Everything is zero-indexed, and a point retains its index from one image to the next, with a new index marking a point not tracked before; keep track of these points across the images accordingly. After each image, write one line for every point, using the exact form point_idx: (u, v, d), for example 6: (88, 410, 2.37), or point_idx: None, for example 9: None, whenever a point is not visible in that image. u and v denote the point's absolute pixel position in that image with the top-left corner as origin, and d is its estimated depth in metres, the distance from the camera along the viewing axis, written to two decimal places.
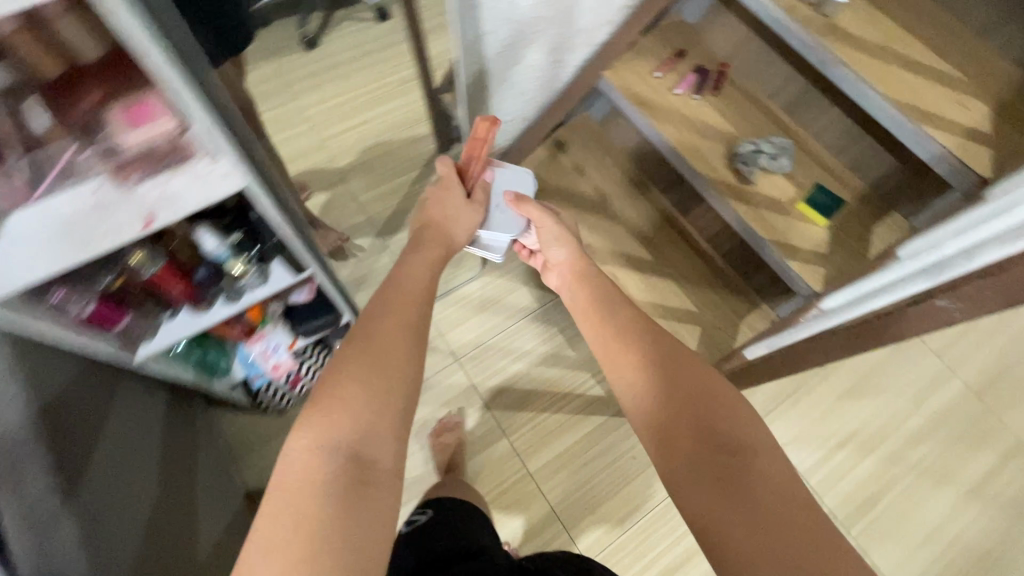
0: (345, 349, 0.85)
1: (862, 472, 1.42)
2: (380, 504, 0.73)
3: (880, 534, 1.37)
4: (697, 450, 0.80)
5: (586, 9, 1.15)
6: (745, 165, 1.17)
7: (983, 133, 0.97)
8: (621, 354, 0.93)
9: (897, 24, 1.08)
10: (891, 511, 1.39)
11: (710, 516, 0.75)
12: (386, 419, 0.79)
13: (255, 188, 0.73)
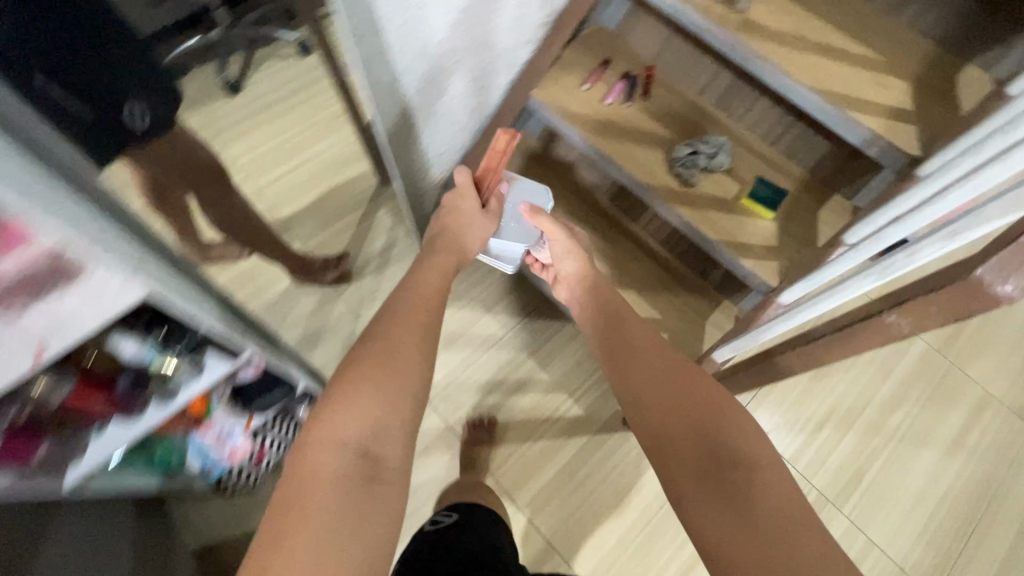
0: (363, 357, 0.92)
1: (845, 448, 1.44)
2: (389, 500, 0.81)
3: (871, 507, 1.39)
4: (692, 453, 0.84)
5: (499, 34, 1.13)
6: (685, 169, 1.16)
7: (907, 112, 0.98)
8: (633, 361, 0.99)
9: (810, 11, 1.09)
10: (878, 482, 1.41)
11: (699, 519, 0.78)
12: (394, 422, 0.87)
13: (161, 291, 0.65)
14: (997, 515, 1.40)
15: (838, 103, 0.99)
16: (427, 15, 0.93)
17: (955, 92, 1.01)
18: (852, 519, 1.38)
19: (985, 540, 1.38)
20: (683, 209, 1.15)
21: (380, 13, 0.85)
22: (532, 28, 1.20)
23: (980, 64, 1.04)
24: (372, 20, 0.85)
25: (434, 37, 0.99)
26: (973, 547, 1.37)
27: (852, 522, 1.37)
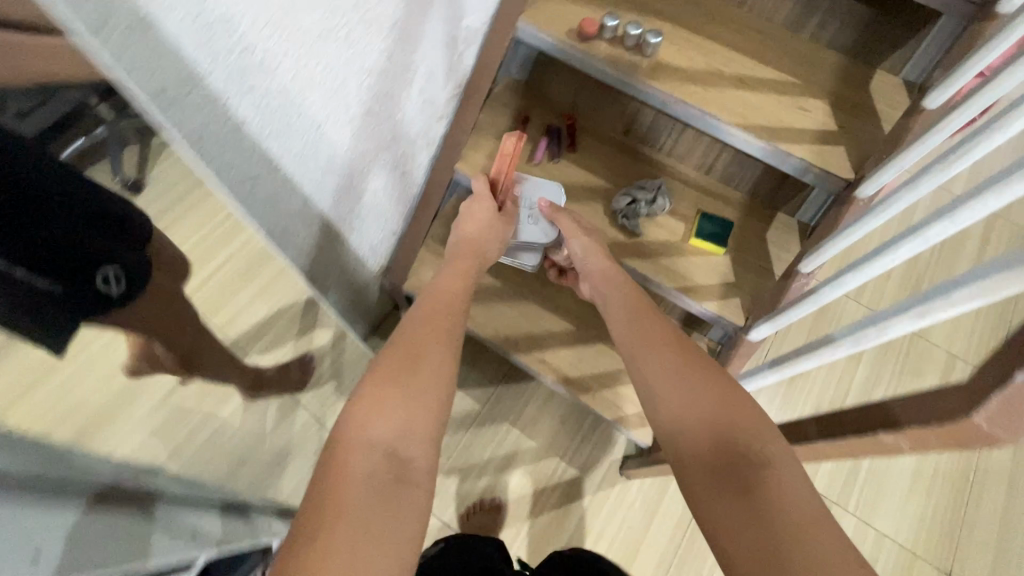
0: (382, 364, 0.86)
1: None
2: (409, 504, 0.73)
3: (874, 497, 1.41)
4: (700, 438, 0.83)
5: (408, 122, 1.06)
6: (628, 221, 1.14)
7: (832, 133, 0.98)
8: (650, 350, 0.94)
9: (718, 42, 1.07)
10: (875, 469, 1.43)
11: (710, 502, 0.78)
12: (416, 421, 0.80)
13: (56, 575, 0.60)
14: (988, 473, 1.44)
15: (766, 136, 0.97)
16: (325, 133, 0.85)
17: (871, 101, 1.02)
18: (859, 513, 1.39)
19: (982, 500, 1.42)
20: (635, 261, 1.12)
21: (272, 150, 0.77)
22: (442, 105, 1.13)
23: (888, 68, 1.06)
24: (264, 159, 0.77)
25: (339, 149, 0.91)
26: (974, 510, 1.41)
27: (860, 517, 1.39)
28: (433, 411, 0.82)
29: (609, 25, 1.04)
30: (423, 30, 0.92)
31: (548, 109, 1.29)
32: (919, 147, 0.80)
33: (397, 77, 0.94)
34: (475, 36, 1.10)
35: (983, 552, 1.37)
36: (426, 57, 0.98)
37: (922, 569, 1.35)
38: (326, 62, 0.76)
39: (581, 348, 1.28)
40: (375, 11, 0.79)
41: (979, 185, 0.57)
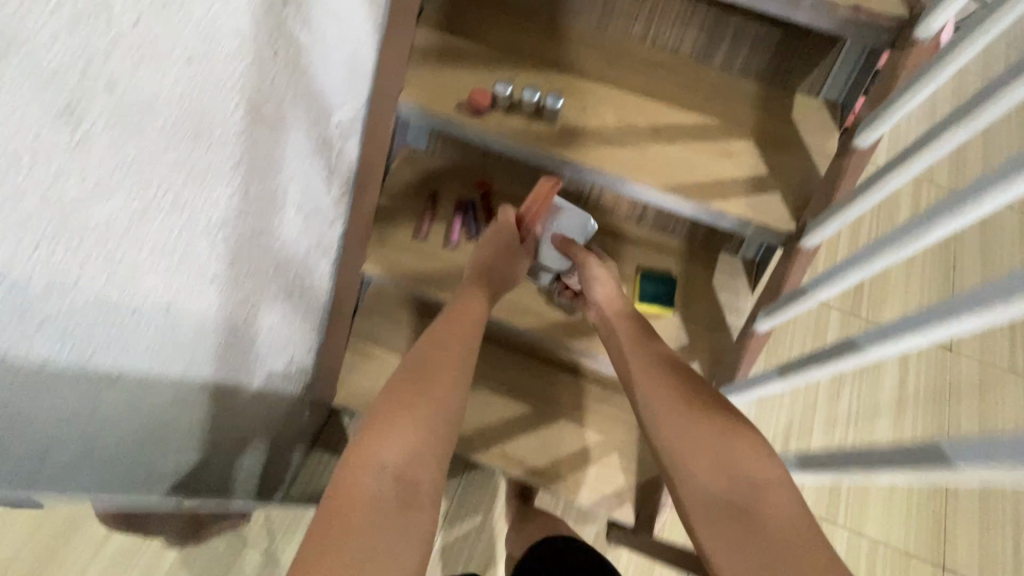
0: (394, 385, 0.78)
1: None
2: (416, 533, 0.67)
3: (859, 503, 1.41)
4: (690, 411, 0.79)
5: (292, 243, 0.90)
6: (564, 299, 1.04)
7: (762, 178, 0.89)
8: (648, 369, 0.85)
9: (625, 90, 0.96)
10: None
11: (695, 476, 0.76)
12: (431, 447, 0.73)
13: None
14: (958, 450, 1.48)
15: (695, 196, 0.88)
16: (180, 309, 0.69)
17: (796, 132, 0.94)
18: (849, 523, 1.40)
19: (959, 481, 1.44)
20: (582, 343, 1.02)
21: (105, 363, 0.60)
22: (331, 210, 0.97)
23: (806, 90, 0.97)
24: (98, 376, 0.60)
25: (208, 313, 0.75)
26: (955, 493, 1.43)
27: (851, 527, 1.40)
28: (445, 435, 0.75)
29: (501, 93, 0.90)
30: (282, 149, 0.77)
31: (456, 178, 1.15)
32: (863, 199, 0.72)
33: (263, 210, 0.78)
34: (353, 127, 0.95)
35: (968, 534, 1.40)
36: (295, 175, 0.82)
37: (918, 566, 1.36)
38: (152, 243, 0.60)
39: (544, 431, 1.18)
40: (206, 161, 0.63)
41: (968, 296, 0.48)
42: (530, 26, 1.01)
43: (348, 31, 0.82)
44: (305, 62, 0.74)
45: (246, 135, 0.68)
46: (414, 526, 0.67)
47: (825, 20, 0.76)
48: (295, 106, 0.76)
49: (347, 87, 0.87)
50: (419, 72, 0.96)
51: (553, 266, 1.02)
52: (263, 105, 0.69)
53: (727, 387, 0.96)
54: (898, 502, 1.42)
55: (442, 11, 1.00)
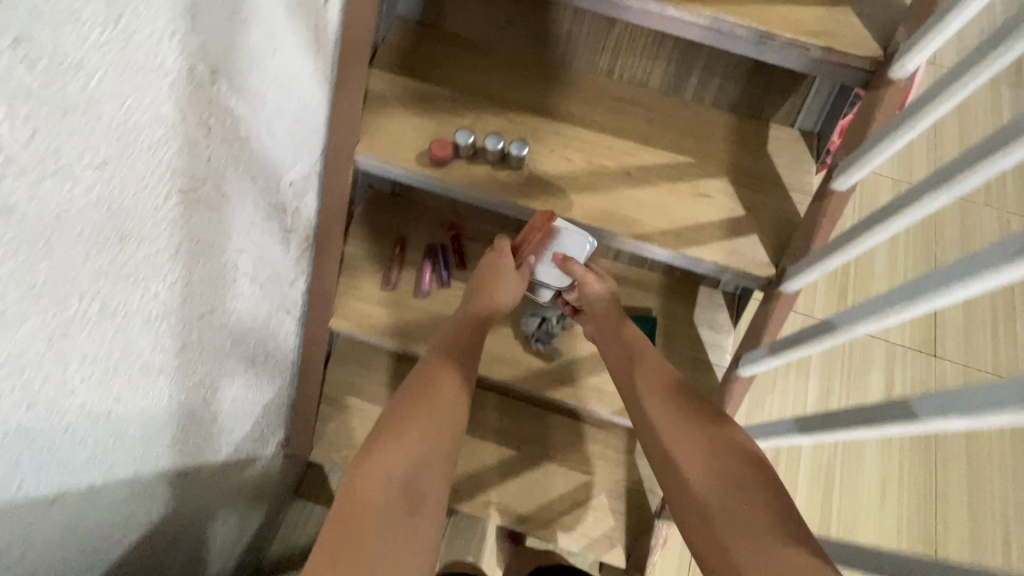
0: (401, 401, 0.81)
1: (806, 468, 1.47)
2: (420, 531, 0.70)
3: (850, 510, 1.43)
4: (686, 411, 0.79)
5: (249, 311, 0.85)
6: (542, 345, 1.00)
7: (738, 220, 0.86)
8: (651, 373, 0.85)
9: (593, 130, 0.92)
10: (846, 479, 1.46)
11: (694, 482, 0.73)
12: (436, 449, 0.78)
13: None
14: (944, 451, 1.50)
15: (670, 243, 0.84)
16: (122, 411, 0.64)
17: (772, 166, 0.90)
18: (841, 532, 1.41)
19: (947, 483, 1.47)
20: (563, 392, 0.98)
21: (36, 489, 0.56)
22: (291, 269, 0.92)
23: (781, 119, 0.94)
24: (27, 503, 0.56)
25: (157, 406, 0.70)
26: (943, 495, 1.45)
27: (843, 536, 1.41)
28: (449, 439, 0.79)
29: (462, 142, 0.86)
30: (228, 224, 0.72)
31: (425, 221, 1.12)
32: (838, 254, 0.69)
33: (210, 289, 0.73)
34: (309, 183, 0.89)
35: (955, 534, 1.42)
36: (246, 245, 0.77)
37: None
38: (81, 356, 0.55)
39: (530, 475, 1.15)
40: (136, 259, 0.58)
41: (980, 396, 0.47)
42: (491, 65, 0.97)
43: (294, 90, 0.76)
44: (246, 132, 0.69)
45: (183, 222, 0.63)
46: (420, 523, 0.70)
47: (795, 59, 0.72)
48: (239, 178, 0.71)
49: (298, 146, 0.82)
50: (376, 119, 0.91)
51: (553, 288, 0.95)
52: (199, 187, 0.64)
53: (749, 430, 0.91)
54: (890, 511, 1.43)
55: (397, 54, 0.96)
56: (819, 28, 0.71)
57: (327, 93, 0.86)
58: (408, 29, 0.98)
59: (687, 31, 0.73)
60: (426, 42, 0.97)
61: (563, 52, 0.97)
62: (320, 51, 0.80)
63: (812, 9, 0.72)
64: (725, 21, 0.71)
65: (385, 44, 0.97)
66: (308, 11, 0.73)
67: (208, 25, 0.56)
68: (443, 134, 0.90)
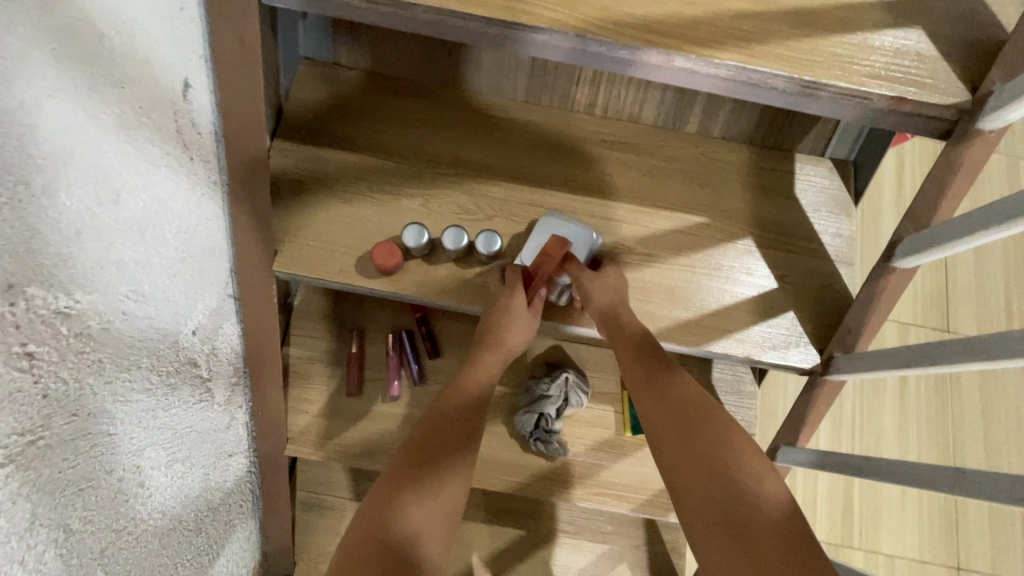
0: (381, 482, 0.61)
1: (823, 482, 1.16)
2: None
3: (873, 526, 1.15)
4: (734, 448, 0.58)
5: (177, 490, 0.67)
6: (543, 444, 0.84)
7: (768, 296, 0.69)
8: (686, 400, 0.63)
9: (577, 193, 0.72)
10: (867, 494, 1.16)
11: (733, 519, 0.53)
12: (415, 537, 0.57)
13: None
14: (965, 404, 1.16)
15: (690, 338, 0.68)
16: None
17: (804, 215, 0.73)
18: (864, 548, 1.14)
19: (957, 425, 1.14)
20: (573, 495, 0.84)
21: None
22: (222, 415, 0.74)
23: (807, 147, 0.76)
24: None
25: None
26: (950, 430, 1.14)
27: (866, 546, 1.14)
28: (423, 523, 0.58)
29: (414, 244, 0.66)
30: (105, 433, 0.52)
31: (382, 302, 0.91)
32: (921, 368, 0.53)
33: (109, 516, 0.55)
34: (220, 312, 0.69)
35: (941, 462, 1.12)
36: (147, 436, 0.58)
37: (935, 572, 1.13)
38: None
39: (541, 557, 1.04)
40: None
41: None
42: (435, 116, 0.74)
43: (162, 222, 0.54)
44: (104, 321, 0.48)
45: (31, 484, 0.43)
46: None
47: (850, 111, 0.53)
48: (112, 376, 0.51)
49: (191, 284, 0.61)
50: (294, 219, 0.69)
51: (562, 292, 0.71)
52: (47, 431, 0.44)
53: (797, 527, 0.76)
54: (913, 526, 1.15)
55: (310, 116, 0.73)
56: (884, 67, 0.52)
57: (220, 198, 0.64)
58: (320, 78, 0.75)
59: (705, 84, 0.53)
60: (346, 94, 0.74)
61: (526, 88, 0.75)
62: (193, 155, 0.58)
63: (871, 40, 0.52)
64: (757, 72, 0.51)
65: (292, 103, 0.73)
66: (157, 119, 0.51)
67: None
68: (385, 226, 0.69)
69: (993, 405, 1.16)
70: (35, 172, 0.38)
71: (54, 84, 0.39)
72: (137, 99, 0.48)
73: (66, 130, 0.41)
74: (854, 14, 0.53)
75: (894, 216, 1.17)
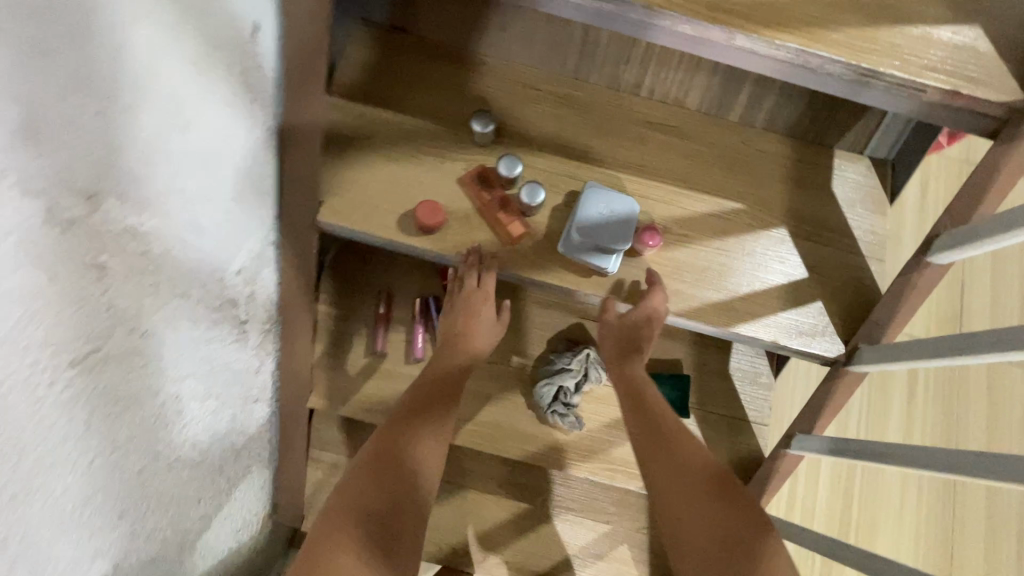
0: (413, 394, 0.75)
1: (825, 476, 1.16)
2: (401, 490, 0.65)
3: (871, 522, 1.14)
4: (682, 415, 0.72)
5: (207, 427, 0.69)
6: (559, 416, 0.85)
7: (798, 285, 0.70)
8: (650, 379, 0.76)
9: (619, 170, 0.73)
10: (869, 491, 1.15)
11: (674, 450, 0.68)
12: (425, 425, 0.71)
13: None
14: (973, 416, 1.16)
15: (717, 320, 0.69)
16: None
17: (838, 210, 0.74)
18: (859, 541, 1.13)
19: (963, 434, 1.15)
20: (585, 468, 0.86)
21: None
22: (254, 360, 0.76)
23: (847, 144, 0.76)
24: None
25: None
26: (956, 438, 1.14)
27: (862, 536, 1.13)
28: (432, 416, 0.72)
29: (480, 130, 0.71)
30: (156, 358, 0.54)
31: (411, 267, 0.93)
32: (946, 359, 0.55)
33: (150, 436, 0.57)
34: (262, 257, 0.71)
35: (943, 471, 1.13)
36: (189, 366, 0.61)
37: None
38: None
39: (543, 530, 1.05)
40: (23, 471, 0.42)
41: None
42: (483, 86, 0.76)
43: (221, 159, 0.56)
44: (163, 245, 0.50)
45: (87, 390, 0.46)
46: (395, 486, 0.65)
47: (901, 103, 0.54)
48: (166, 301, 0.53)
49: (240, 225, 0.63)
50: (340, 172, 0.70)
51: (605, 248, 0.68)
52: (107, 341, 0.46)
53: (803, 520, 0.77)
54: (911, 526, 1.14)
55: (362, 76, 0.74)
56: (941, 61, 0.52)
57: (273, 145, 0.66)
58: (374, 40, 0.76)
59: (761, 66, 0.54)
60: (398, 58, 0.76)
61: (576, 64, 0.76)
62: (255, 98, 0.59)
63: (931, 35, 0.53)
64: (815, 56, 0.52)
65: (346, 62, 0.75)
66: (226, 56, 0.53)
67: (63, 143, 0.38)
68: (427, 186, 0.71)
69: (1003, 421, 1.14)
70: (112, 91, 0.41)
71: (134, 8, 0.41)
72: (212, 34, 0.50)
73: (146, 54, 0.43)
74: (916, 6, 0.54)
75: (919, 226, 1.18)
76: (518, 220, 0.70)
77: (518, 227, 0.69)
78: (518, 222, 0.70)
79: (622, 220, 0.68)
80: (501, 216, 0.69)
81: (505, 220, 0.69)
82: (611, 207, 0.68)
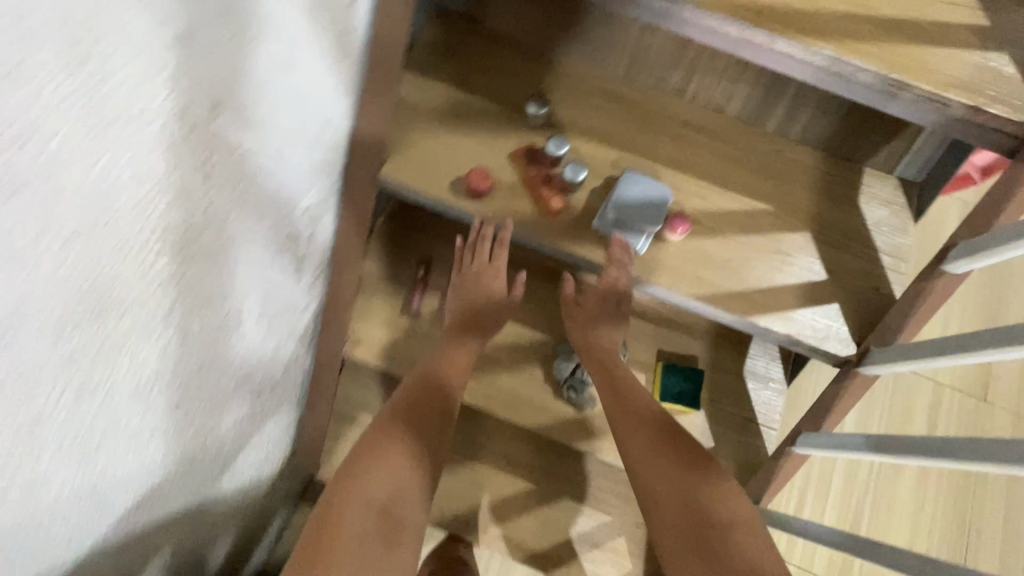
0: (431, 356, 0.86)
1: (839, 472, 1.15)
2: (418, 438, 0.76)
3: (883, 522, 1.12)
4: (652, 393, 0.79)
5: (256, 349, 0.76)
6: (574, 392, 0.90)
7: (817, 286, 0.74)
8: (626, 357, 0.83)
9: (657, 162, 0.79)
10: (882, 492, 1.14)
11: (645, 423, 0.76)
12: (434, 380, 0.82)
13: None
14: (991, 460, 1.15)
15: (736, 308, 0.73)
16: (111, 480, 0.57)
17: (863, 222, 0.78)
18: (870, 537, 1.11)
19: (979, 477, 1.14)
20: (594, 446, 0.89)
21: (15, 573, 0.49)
22: (303, 299, 0.83)
23: (878, 163, 0.81)
24: None
25: (153, 464, 0.62)
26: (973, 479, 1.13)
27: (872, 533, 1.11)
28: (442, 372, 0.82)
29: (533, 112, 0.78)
30: (231, 267, 0.62)
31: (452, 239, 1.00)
32: (949, 358, 0.58)
33: (213, 339, 0.65)
34: (325, 204, 0.78)
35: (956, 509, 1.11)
36: (253, 285, 0.68)
37: None
38: (56, 440, 0.47)
39: (545, 510, 1.08)
40: (121, 330, 0.49)
41: None
42: (541, 75, 0.83)
43: (310, 105, 0.64)
44: (254, 167, 0.58)
45: (179, 276, 0.53)
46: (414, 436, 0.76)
47: (927, 116, 0.59)
48: (248, 219, 0.61)
49: (314, 168, 0.71)
50: (405, 136, 0.78)
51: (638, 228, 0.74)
52: (200, 238, 0.54)
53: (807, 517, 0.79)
54: (923, 531, 1.12)
55: (434, 55, 0.83)
56: (968, 80, 0.57)
57: (351, 104, 0.74)
58: (449, 26, 0.85)
59: (798, 71, 0.60)
60: (468, 43, 0.84)
61: (628, 64, 0.83)
62: (344, 58, 0.68)
63: (960, 57, 0.58)
64: (849, 64, 0.58)
65: (422, 42, 0.84)
66: (329, 16, 0.61)
67: (202, 56, 0.46)
68: (480, 157, 0.78)
69: None
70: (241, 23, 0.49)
71: None
72: None
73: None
74: (948, 31, 0.59)
75: None
76: (558, 194, 0.76)
77: (558, 200, 0.75)
78: (558, 196, 0.76)
79: (655, 208, 0.74)
80: (543, 189, 0.76)
81: (546, 193, 0.76)
82: (646, 194, 0.75)
